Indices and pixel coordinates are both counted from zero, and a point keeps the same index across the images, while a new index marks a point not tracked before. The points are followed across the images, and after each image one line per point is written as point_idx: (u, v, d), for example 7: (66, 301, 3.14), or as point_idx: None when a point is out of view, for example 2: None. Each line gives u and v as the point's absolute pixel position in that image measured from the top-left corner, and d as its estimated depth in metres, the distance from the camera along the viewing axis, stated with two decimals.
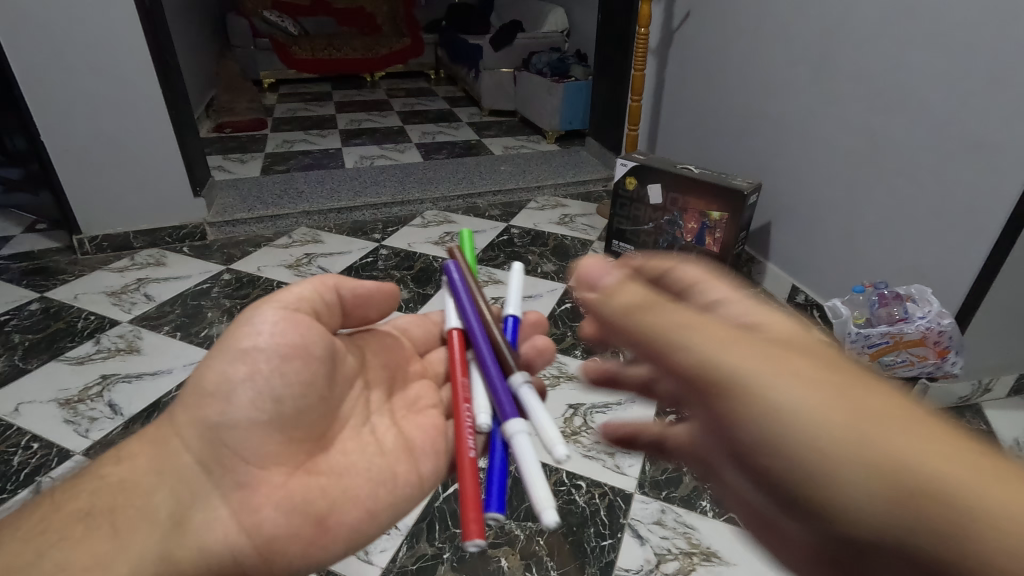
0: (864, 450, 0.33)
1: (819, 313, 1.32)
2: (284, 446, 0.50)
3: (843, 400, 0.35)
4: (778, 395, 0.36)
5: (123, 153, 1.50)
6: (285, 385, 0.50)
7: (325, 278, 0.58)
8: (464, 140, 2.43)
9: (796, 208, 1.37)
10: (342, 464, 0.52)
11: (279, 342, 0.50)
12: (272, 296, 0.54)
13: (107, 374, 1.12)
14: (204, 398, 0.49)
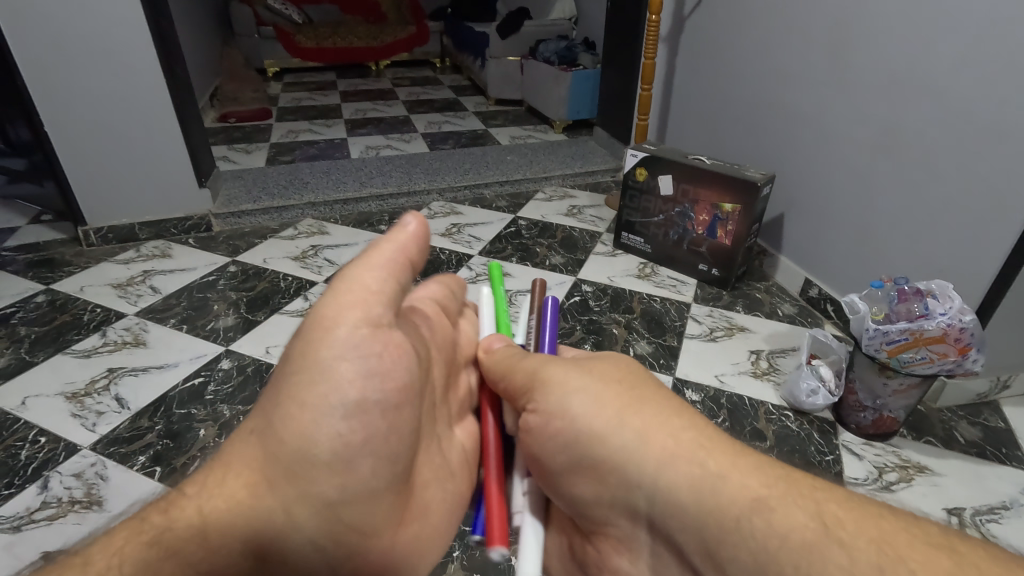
0: (644, 451, 0.44)
1: (833, 307, 1.29)
2: (394, 503, 0.44)
3: (632, 406, 0.46)
4: (588, 406, 0.47)
5: (126, 144, 1.49)
6: (401, 442, 0.43)
7: (395, 260, 0.44)
8: (470, 130, 2.41)
9: (812, 200, 1.33)
10: (427, 503, 0.49)
11: (391, 389, 0.42)
12: (360, 305, 0.41)
13: (113, 367, 1.11)
14: (313, 467, 0.39)
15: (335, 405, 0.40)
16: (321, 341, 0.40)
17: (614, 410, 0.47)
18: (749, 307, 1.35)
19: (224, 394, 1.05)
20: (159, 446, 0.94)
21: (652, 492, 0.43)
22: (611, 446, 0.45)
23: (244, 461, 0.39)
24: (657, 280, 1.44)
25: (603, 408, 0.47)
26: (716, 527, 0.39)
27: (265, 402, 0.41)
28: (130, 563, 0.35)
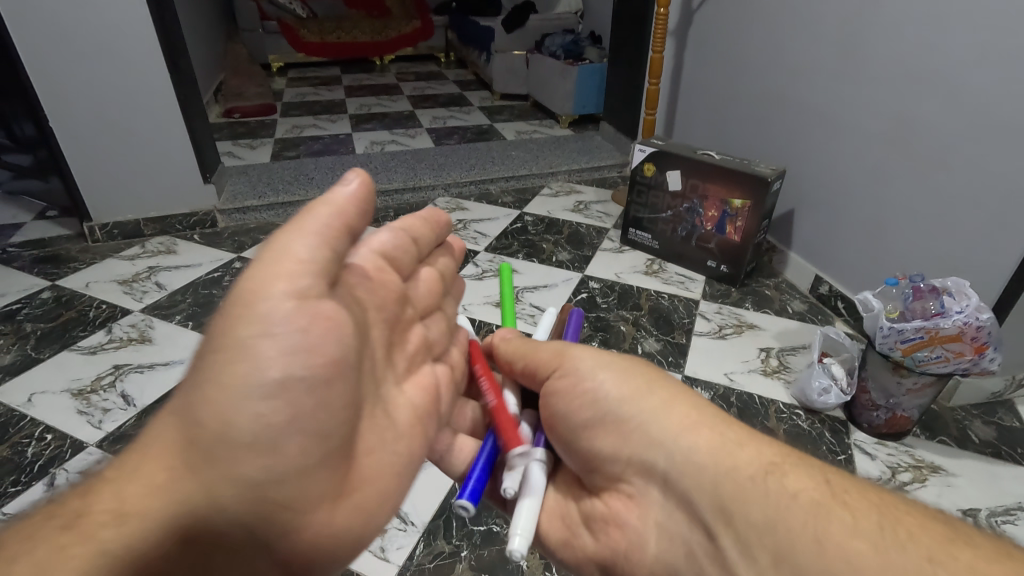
0: (663, 419, 0.53)
1: (843, 304, 1.28)
2: (331, 479, 0.45)
3: (658, 386, 0.56)
4: (622, 380, 0.57)
5: (130, 140, 1.48)
6: (330, 416, 0.43)
7: (319, 228, 0.44)
8: (476, 125, 2.39)
9: (822, 195, 1.32)
10: (374, 474, 0.49)
11: (315, 364, 0.42)
12: (286, 277, 0.42)
13: (119, 364, 1.11)
14: (235, 447, 0.40)
15: (254, 386, 0.40)
16: (246, 318, 0.41)
17: (636, 386, 0.56)
18: (758, 304, 1.33)
19: None
20: None
21: (668, 454, 0.52)
22: (630, 415, 0.55)
23: (185, 445, 0.40)
24: (665, 276, 1.43)
25: (626, 385, 0.57)
26: (730, 482, 0.47)
27: (190, 384, 0.41)
28: (46, 542, 0.35)
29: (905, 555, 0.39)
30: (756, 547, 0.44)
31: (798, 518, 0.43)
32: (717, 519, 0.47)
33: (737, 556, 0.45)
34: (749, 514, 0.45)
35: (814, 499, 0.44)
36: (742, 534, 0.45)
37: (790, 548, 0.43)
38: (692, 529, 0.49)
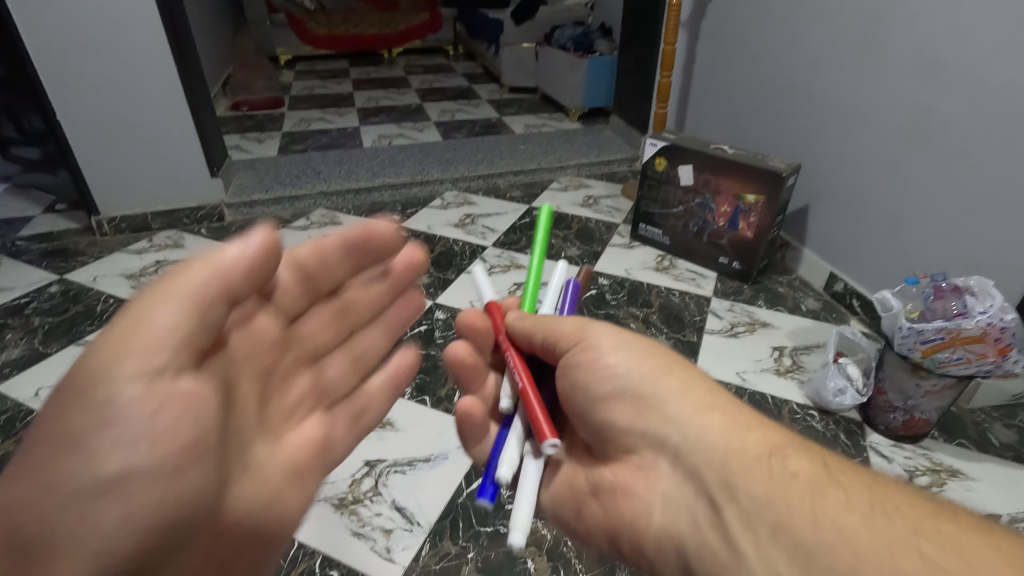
0: (679, 400, 0.54)
1: (859, 302, 1.25)
2: (172, 554, 0.47)
3: (675, 368, 0.57)
4: (641, 358, 0.57)
5: (138, 133, 1.47)
6: (176, 504, 0.45)
7: (191, 304, 0.44)
8: (484, 119, 2.37)
9: (838, 191, 1.29)
10: (232, 536, 0.52)
11: (160, 459, 0.43)
12: (142, 356, 0.42)
13: None
14: (59, 542, 0.41)
15: (86, 480, 0.41)
16: (84, 407, 0.41)
17: (656, 368, 0.56)
18: (771, 302, 1.31)
19: None
20: None
21: (682, 432, 0.52)
22: (645, 394, 0.55)
23: (10, 532, 0.41)
24: (675, 273, 1.41)
25: (644, 367, 0.57)
26: (738, 459, 0.48)
27: (27, 466, 0.42)
28: None
29: (899, 531, 0.40)
30: (757, 519, 0.44)
31: (800, 496, 0.44)
32: (721, 492, 0.47)
33: (738, 528, 0.45)
34: (753, 489, 0.45)
35: (813, 479, 0.45)
36: (744, 507, 0.45)
37: (791, 520, 0.43)
38: (696, 504, 0.49)
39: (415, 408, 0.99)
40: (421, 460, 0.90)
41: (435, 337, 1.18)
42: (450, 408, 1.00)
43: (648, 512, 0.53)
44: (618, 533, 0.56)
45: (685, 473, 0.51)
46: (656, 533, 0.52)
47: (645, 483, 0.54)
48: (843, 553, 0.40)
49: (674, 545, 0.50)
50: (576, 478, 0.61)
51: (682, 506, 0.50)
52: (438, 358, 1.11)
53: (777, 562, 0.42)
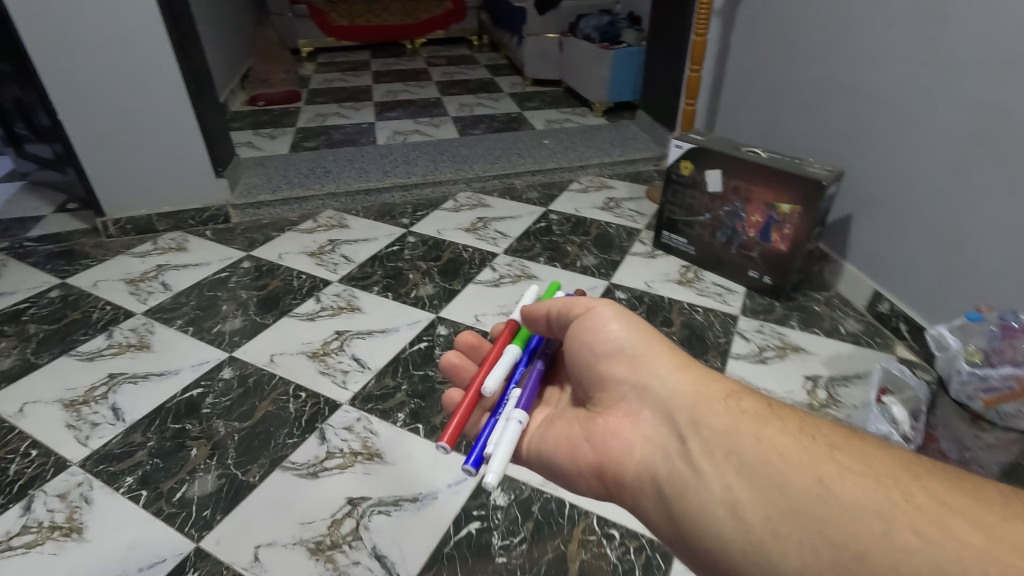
0: (660, 354, 0.56)
1: (907, 326, 1.12)
2: None
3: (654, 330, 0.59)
4: (627, 320, 0.60)
5: (140, 132, 1.43)
6: None
7: None
8: (504, 113, 2.27)
9: (887, 203, 1.15)
10: None
11: None
12: None
13: (113, 373, 1.06)
14: None
15: None
16: None
17: (644, 329, 0.59)
18: (806, 322, 1.19)
19: (222, 407, 0.98)
20: (148, 466, 0.88)
21: (658, 379, 0.54)
22: (630, 348, 0.57)
23: None
24: (700, 287, 1.29)
25: (632, 326, 0.59)
26: (698, 397, 0.51)
27: None
28: None
29: (827, 449, 0.43)
30: (713, 447, 0.47)
31: (747, 425, 0.47)
32: (682, 427, 0.50)
33: (696, 456, 0.47)
34: (709, 421, 0.48)
35: (757, 412, 0.48)
36: (701, 438, 0.48)
37: (741, 446, 0.46)
38: (663, 443, 0.50)
39: (406, 439, 0.92)
40: (408, 500, 0.82)
41: (435, 355, 1.10)
42: (444, 439, 0.92)
43: (620, 451, 0.53)
44: (592, 477, 0.56)
45: (654, 414, 0.52)
46: (624, 472, 0.52)
47: (618, 425, 0.55)
48: (782, 469, 0.43)
49: (640, 481, 0.51)
50: (563, 431, 0.61)
51: (648, 442, 0.51)
52: (437, 380, 1.04)
53: (730, 482, 0.44)
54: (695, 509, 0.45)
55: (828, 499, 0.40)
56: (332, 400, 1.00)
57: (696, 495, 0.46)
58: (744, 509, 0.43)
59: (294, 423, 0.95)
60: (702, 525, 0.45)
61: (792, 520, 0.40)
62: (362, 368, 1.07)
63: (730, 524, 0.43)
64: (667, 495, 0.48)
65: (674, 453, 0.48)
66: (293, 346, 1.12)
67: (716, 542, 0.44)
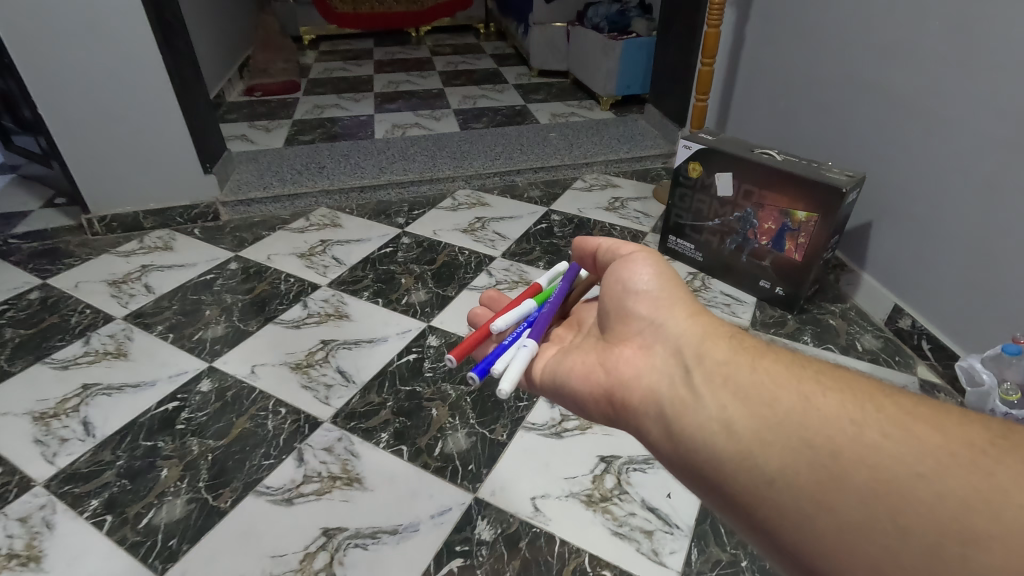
0: (677, 294, 0.58)
1: (930, 345, 1.04)
2: None
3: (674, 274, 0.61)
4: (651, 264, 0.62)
5: (124, 127, 1.37)
6: None
7: None
8: (508, 106, 2.19)
9: (911, 210, 1.07)
10: None
11: None
12: None
13: (88, 383, 1.02)
14: None
15: None
16: None
17: (672, 275, 0.60)
18: (819, 337, 1.11)
19: (197, 424, 0.93)
20: (115, 488, 0.83)
21: (672, 316, 0.56)
22: (650, 289, 0.59)
23: None
24: (707, 296, 1.22)
25: (657, 270, 0.60)
26: (703, 332, 0.53)
27: None
28: None
29: (813, 376, 0.47)
30: (713, 373, 0.49)
31: (743, 356, 0.50)
32: (686, 356, 0.52)
33: (696, 382, 0.50)
34: (712, 353, 0.51)
35: (754, 347, 0.51)
36: (704, 367, 0.50)
37: (738, 373, 0.48)
38: (670, 372, 0.52)
39: (389, 462, 0.87)
40: (386, 532, 0.77)
41: (424, 368, 1.04)
42: (429, 463, 0.86)
43: (626, 377, 0.55)
44: (596, 404, 0.59)
45: (662, 346, 0.55)
46: (629, 397, 0.54)
47: (626, 356, 0.57)
48: (774, 391, 0.46)
49: (641, 404, 0.53)
50: (575, 359, 0.64)
51: (653, 371, 0.53)
52: (424, 397, 0.98)
53: (725, 402, 0.47)
54: (691, 425, 0.48)
55: (811, 411, 0.43)
56: (313, 417, 0.94)
57: (694, 413, 0.48)
58: (737, 424, 0.45)
59: (270, 442, 0.90)
60: (696, 440, 0.47)
61: (778, 430, 0.43)
62: (346, 382, 1.01)
63: (723, 436, 0.46)
64: (666, 416, 0.50)
65: (679, 379, 0.51)
66: (275, 356, 1.07)
67: (708, 454, 0.46)
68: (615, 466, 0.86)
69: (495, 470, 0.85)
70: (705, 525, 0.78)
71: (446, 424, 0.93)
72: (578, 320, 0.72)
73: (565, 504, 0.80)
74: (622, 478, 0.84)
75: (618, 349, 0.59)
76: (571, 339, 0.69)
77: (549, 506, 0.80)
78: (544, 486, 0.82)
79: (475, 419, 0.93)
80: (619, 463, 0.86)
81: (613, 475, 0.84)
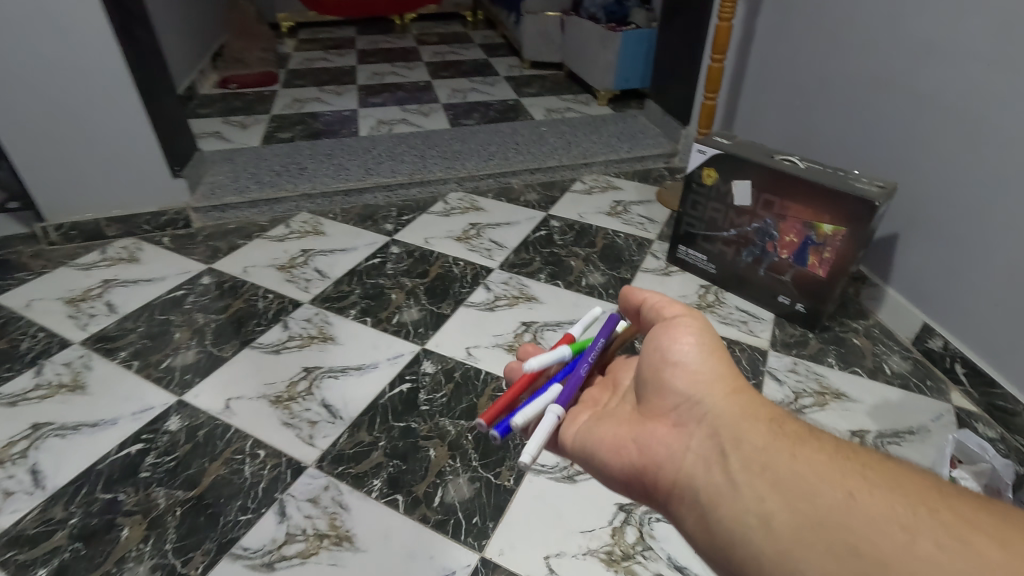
0: (716, 363, 0.53)
1: (964, 369, 0.97)
2: None
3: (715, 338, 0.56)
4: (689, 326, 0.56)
5: (79, 127, 1.24)
6: None
7: None
8: (500, 100, 2.07)
9: (948, 226, 0.98)
10: None
11: None
12: None
13: (38, 423, 0.90)
14: None
15: None
16: None
17: (714, 344, 0.55)
18: (844, 359, 1.04)
19: (163, 471, 0.83)
20: (67, 554, 0.73)
21: (709, 391, 0.51)
22: (690, 362, 0.53)
23: None
24: (722, 313, 1.14)
25: (697, 338, 0.55)
26: (741, 411, 0.48)
27: None
28: None
29: (860, 465, 0.41)
30: (751, 460, 0.44)
31: (782, 440, 0.45)
32: (722, 438, 0.47)
33: (731, 468, 0.45)
34: (749, 437, 0.46)
35: (796, 428, 0.46)
36: (740, 452, 0.45)
37: (777, 461, 0.43)
38: (706, 455, 0.47)
39: (382, 516, 0.77)
40: None
41: (419, 401, 0.94)
42: (428, 517, 0.77)
43: (660, 456, 0.51)
44: (627, 480, 0.54)
45: (698, 425, 0.50)
46: (662, 478, 0.50)
47: (659, 431, 0.52)
48: (816, 484, 0.41)
49: (676, 488, 0.48)
50: (608, 427, 0.58)
51: (690, 452, 0.49)
52: (420, 435, 0.88)
53: (762, 494, 0.42)
54: (728, 518, 0.43)
55: (854, 512, 0.38)
56: (295, 462, 0.84)
57: (730, 505, 0.44)
58: (777, 522, 0.41)
59: (247, 493, 0.80)
60: (734, 536, 0.43)
61: (818, 532, 0.39)
62: (333, 419, 0.91)
63: (760, 534, 0.41)
64: (701, 505, 0.46)
65: (714, 464, 0.46)
66: (253, 388, 0.96)
67: (745, 554, 0.42)
68: (636, 516, 0.78)
69: (503, 524, 0.76)
70: None
71: (445, 467, 0.84)
72: (614, 380, 0.66)
73: (583, 564, 0.72)
74: (645, 530, 0.76)
75: (651, 421, 0.54)
76: (607, 402, 0.63)
77: (566, 567, 0.72)
78: (559, 542, 0.74)
79: (478, 462, 0.84)
80: (641, 513, 0.78)
81: (634, 528, 0.76)
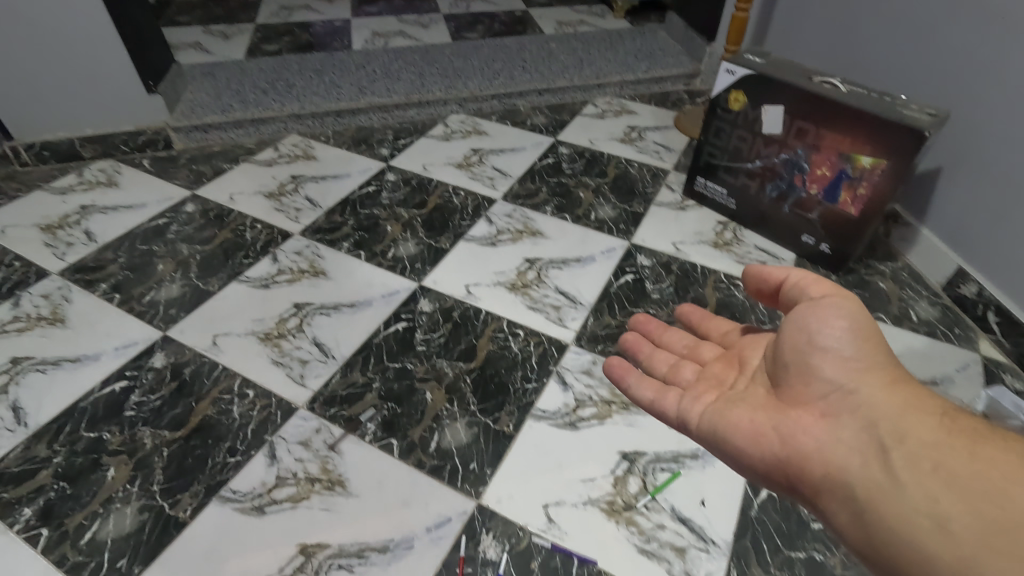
0: (870, 352, 0.49)
1: (997, 318, 0.91)
2: None
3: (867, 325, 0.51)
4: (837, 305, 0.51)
5: (37, 37, 1.11)
6: None
7: None
8: (507, 11, 1.89)
9: (996, 158, 0.89)
10: None
11: None
12: None
13: (18, 357, 0.86)
14: None
15: None
16: None
17: (864, 324, 0.50)
18: (868, 303, 0.97)
19: (148, 411, 0.79)
20: (52, 493, 0.71)
21: (865, 381, 0.48)
22: (842, 347, 0.49)
23: None
24: (740, 253, 1.06)
25: (849, 321, 0.50)
26: (897, 403, 0.46)
27: None
28: None
29: None
30: (918, 457, 0.42)
31: (957, 440, 0.43)
32: (879, 431, 0.45)
33: (893, 462, 0.43)
34: (912, 433, 0.44)
35: (971, 428, 0.43)
36: (904, 448, 0.43)
37: (950, 461, 0.41)
38: (861, 449, 0.45)
39: (375, 460, 0.74)
40: (375, 550, 0.66)
41: (415, 341, 0.89)
42: (423, 462, 0.74)
43: (806, 446, 0.48)
44: (765, 471, 0.51)
45: (850, 413, 0.47)
46: (809, 467, 0.47)
47: (803, 419, 0.49)
48: (996, 484, 0.39)
49: (824, 480, 0.46)
50: (740, 410, 0.54)
51: (839, 441, 0.46)
52: (416, 377, 0.84)
53: (933, 493, 0.40)
54: (891, 513, 0.42)
55: None
56: (285, 402, 0.81)
57: (891, 499, 0.42)
58: (953, 522, 0.39)
59: (236, 434, 0.77)
60: (898, 537, 0.41)
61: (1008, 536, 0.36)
62: (325, 358, 0.86)
63: (932, 534, 0.39)
64: (853, 499, 0.44)
65: (873, 457, 0.44)
66: (241, 324, 0.91)
67: (913, 556, 0.40)
68: (640, 466, 0.75)
69: (500, 472, 0.73)
70: (746, 543, 0.68)
71: (441, 412, 0.80)
72: (738, 358, 0.61)
73: (582, 514, 0.70)
74: (648, 479, 0.73)
75: (788, 406, 0.51)
76: (732, 383, 0.58)
77: (565, 516, 0.69)
78: (558, 492, 0.72)
79: (477, 406, 0.81)
80: (645, 463, 0.75)
81: (638, 478, 0.73)
